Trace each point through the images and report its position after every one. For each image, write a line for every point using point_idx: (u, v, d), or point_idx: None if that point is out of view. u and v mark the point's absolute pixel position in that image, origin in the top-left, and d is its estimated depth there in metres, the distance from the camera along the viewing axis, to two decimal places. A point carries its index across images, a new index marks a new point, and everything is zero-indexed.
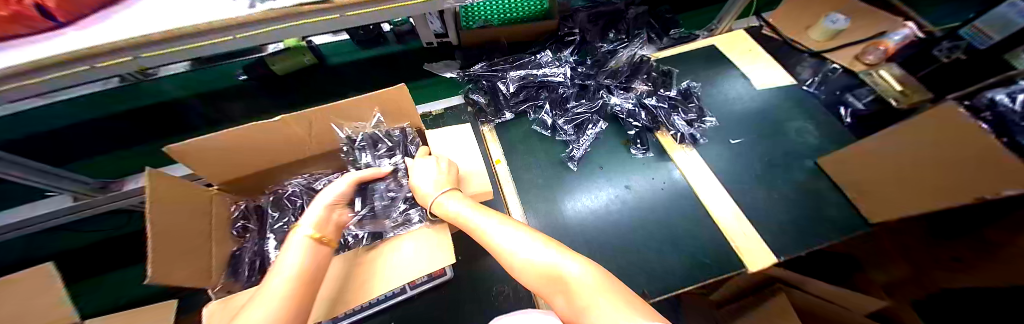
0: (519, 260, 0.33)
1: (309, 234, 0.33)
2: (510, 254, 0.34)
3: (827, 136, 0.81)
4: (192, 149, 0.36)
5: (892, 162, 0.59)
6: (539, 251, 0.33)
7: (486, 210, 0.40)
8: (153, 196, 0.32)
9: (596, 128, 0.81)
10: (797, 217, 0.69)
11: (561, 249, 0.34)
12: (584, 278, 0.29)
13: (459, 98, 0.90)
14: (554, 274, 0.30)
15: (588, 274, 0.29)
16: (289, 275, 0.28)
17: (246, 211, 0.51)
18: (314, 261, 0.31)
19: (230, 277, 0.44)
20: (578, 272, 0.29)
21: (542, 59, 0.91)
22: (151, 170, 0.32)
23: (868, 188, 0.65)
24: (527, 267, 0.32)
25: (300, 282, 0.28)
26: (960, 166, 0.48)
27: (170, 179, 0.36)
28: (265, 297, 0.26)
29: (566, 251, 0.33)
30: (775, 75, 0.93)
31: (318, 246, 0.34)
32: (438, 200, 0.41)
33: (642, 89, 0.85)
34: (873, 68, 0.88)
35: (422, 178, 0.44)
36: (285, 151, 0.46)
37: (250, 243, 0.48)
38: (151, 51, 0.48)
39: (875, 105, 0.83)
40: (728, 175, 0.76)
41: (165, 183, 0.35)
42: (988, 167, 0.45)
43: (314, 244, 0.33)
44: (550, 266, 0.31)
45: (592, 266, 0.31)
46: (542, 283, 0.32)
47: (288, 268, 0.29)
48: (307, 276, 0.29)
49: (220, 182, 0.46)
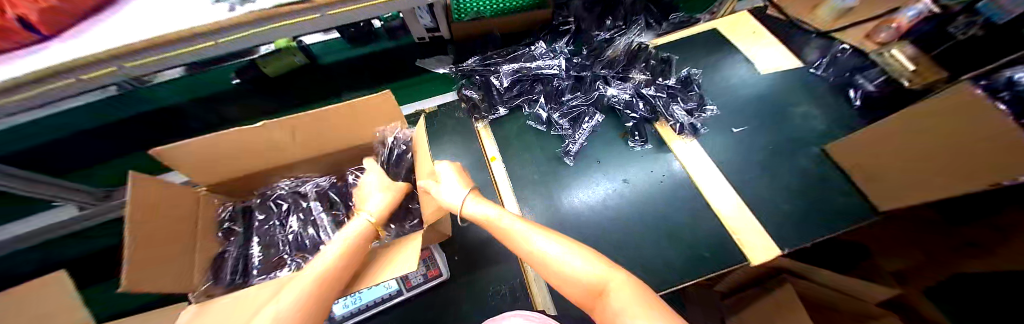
0: (557, 269, 0.35)
1: (365, 220, 0.41)
2: (547, 266, 0.36)
3: (834, 121, 0.78)
4: (170, 155, 0.35)
5: (903, 147, 0.56)
6: (575, 262, 0.34)
7: (509, 215, 0.41)
8: (137, 201, 0.32)
9: (592, 121, 0.79)
10: (801, 207, 0.67)
11: (595, 255, 0.35)
12: (625, 287, 0.30)
13: (452, 94, 0.89)
14: (597, 286, 0.32)
15: (628, 284, 0.31)
16: (322, 267, 0.34)
17: (234, 213, 0.51)
18: (349, 252, 0.36)
19: (211, 280, 0.44)
20: (620, 283, 0.31)
21: (536, 51, 0.89)
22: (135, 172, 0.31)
23: (872, 175, 0.63)
24: (572, 282, 0.34)
25: (329, 270, 0.34)
26: (981, 151, 0.45)
27: (157, 183, 0.35)
28: (301, 275, 0.34)
29: (598, 259, 0.34)
30: (779, 58, 0.90)
31: (367, 232, 0.40)
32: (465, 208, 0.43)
33: (639, 79, 0.82)
34: (885, 47, 0.83)
35: (429, 182, 0.43)
36: (271, 156, 0.45)
37: (234, 247, 0.48)
38: (135, 60, 0.48)
39: (887, 86, 0.78)
40: (731, 166, 0.74)
41: (150, 187, 0.34)
42: (1001, 150, 0.42)
43: (362, 231, 0.39)
44: (588, 280, 0.33)
45: (624, 276, 0.32)
46: (588, 293, 0.33)
47: (329, 256, 0.36)
48: (342, 263, 0.35)
49: (208, 184, 0.46)
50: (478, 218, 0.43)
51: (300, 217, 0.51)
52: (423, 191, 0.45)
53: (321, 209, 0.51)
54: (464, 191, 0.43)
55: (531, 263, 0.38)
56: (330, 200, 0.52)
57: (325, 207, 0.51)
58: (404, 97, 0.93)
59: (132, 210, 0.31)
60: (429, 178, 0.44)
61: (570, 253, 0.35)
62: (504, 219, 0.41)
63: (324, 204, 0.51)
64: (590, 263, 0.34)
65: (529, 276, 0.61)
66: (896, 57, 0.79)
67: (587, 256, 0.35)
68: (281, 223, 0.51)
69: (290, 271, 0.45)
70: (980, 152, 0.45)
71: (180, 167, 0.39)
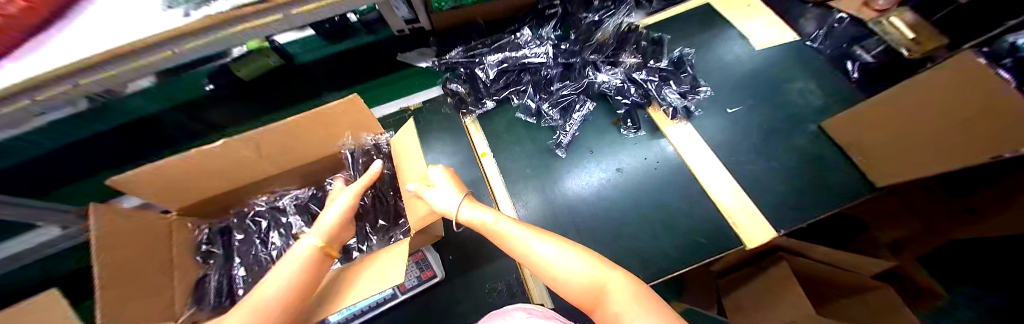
0: (553, 272, 0.33)
1: (314, 244, 0.35)
2: (542, 269, 0.33)
3: (830, 95, 0.76)
4: (126, 180, 0.33)
5: (906, 121, 0.54)
6: (572, 263, 0.32)
7: (505, 218, 0.38)
8: (105, 232, 0.31)
9: (583, 109, 0.76)
10: (795, 186, 0.66)
11: (593, 255, 0.33)
12: (626, 289, 0.28)
13: (437, 90, 0.85)
14: (595, 288, 0.30)
15: (627, 285, 0.29)
16: (272, 292, 0.29)
17: (212, 235, 0.50)
18: (306, 274, 0.32)
19: (194, 305, 0.43)
20: (618, 284, 0.29)
21: (521, 39, 0.84)
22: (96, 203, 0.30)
23: (871, 150, 0.62)
24: (568, 285, 0.32)
25: (294, 289, 0.30)
26: (979, 121, 0.44)
27: (122, 211, 0.34)
28: (253, 300, 0.28)
29: (597, 260, 0.32)
30: (773, 32, 0.86)
31: (321, 255, 0.35)
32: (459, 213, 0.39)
33: (630, 63, 0.79)
34: (884, 15, 0.80)
35: (422, 186, 0.38)
36: (242, 171, 0.43)
37: (215, 270, 0.47)
38: (87, 77, 0.44)
39: (885, 56, 0.77)
40: (725, 148, 0.72)
41: (115, 216, 0.33)
42: (994, 120, 0.41)
43: (314, 251, 0.35)
44: (586, 282, 0.30)
45: (624, 276, 0.30)
46: (587, 296, 0.31)
47: (279, 280, 0.30)
48: (298, 286, 0.31)
49: (179, 207, 0.44)
50: (474, 224, 0.40)
51: (281, 233, 0.50)
52: (414, 196, 0.40)
53: (302, 224, 0.50)
54: (460, 199, 0.37)
55: (527, 266, 0.35)
56: (311, 213, 0.51)
57: (307, 221, 0.50)
58: (388, 95, 0.89)
59: (99, 242, 0.30)
60: (423, 182, 0.38)
61: (566, 254, 0.32)
62: (500, 222, 0.38)
63: (305, 217, 0.50)
64: (588, 265, 0.31)
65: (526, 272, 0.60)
66: (894, 23, 0.77)
67: (584, 256, 0.32)
68: (261, 239, 0.50)
69: None
70: (978, 123, 0.44)
71: (139, 192, 0.36)
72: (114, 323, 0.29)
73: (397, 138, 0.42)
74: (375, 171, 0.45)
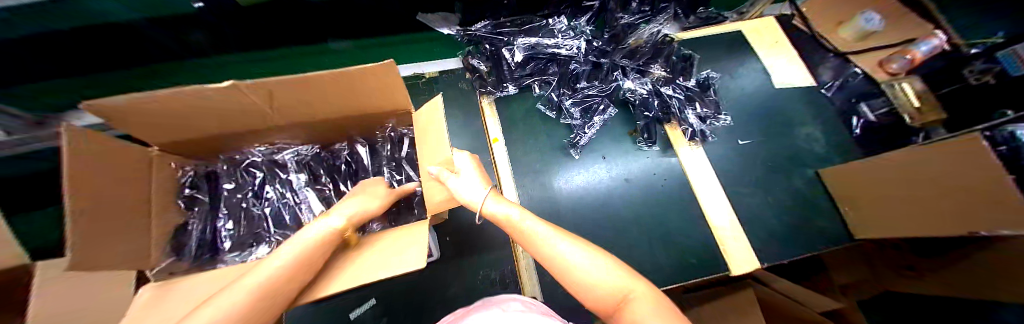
0: (575, 277, 0.32)
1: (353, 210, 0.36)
2: (563, 271, 0.33)
3: (832, 146, 0.80)
4: (102, 105, 0.27)
5: (894, 185, 0.58)
6: (595, 270, 0.31)
7: (530, 215, 0.37)
8: (71, 164, 0.26)
9: (605, 113, 0.75)
10: (784, 225, 0.69)
11: (616, 262, 0.33)
12: (649, 300, 0.28)
13: (457, 61, 0.81)
14: (617, 297, 0.30)
15: (650, 297, 0.29)
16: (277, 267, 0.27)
17: (197, 179, 0.45)
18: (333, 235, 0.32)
19: (173, 254, 0.40)
20: (641, 295, 0.29)
21: (555, 26, 0.81)
22: (69, 126, 0.25)
23: (861, 206, 0.66)
24: (589, 290, 0.31)
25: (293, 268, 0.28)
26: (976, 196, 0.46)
27: (96, 137, 0.29)
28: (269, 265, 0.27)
29: (619, 267, 0.32)
30: (795, 73, 0.87)
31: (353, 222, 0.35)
32: (484, 205, 0.37)
33: (658, 75, 0.77)
34: (895, 80, 0.81)
35: (445, 171, 0.35)
36: (239, 116, 0.38)
37: (198, 219, 0.44)
38: None
39: (888, 117, 0.80)
40: (730, 179, 0.74)
41: (86, 144, 0.28)
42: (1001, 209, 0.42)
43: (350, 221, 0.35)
44: (609, 289, 0.30)
45: (645, 288, 0.30)
46: (605, 302, 0.31)
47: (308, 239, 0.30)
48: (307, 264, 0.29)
49: (162, 144, 0.39)
50: (498, 218, 0.38)
51: (277, 188, 0.48)
52: (433, 179, 0.36)
53: (303, 183, 0.48)
54: (484, 191, 0.37)
55: (547, 267, 0.35)
56: (313, 173, 0.49)
57: (308, 181, 0.48)
58: (416, 56, 0.95)
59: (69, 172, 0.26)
60: (445, 167, 0.35)
61: (590, 257, 0.33)
62: (526, 220, 0.36)
63: (306, 176, 0.48)
64: (610, 271, 0.31)
65: (521, 264, 0.60)
66: (906, 91, 0.78)
67: (607, 263, 0.32)
68: (254, 193, 0.47)
69: (269, 248, 0.43)
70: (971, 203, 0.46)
71: (113, 121, 0.31)
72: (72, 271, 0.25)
73: (421, 112, 0.39)
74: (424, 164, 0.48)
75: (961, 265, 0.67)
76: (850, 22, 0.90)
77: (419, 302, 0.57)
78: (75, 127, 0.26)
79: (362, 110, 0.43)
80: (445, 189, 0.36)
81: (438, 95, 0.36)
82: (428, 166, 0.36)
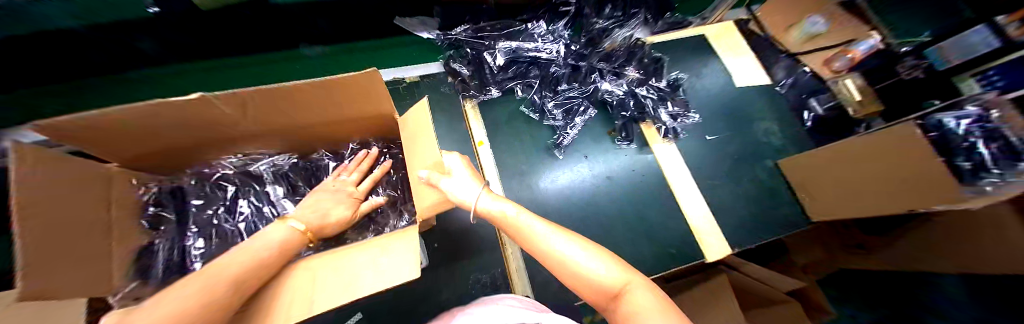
0: (577, 271, 0.34)
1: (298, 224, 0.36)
2: (564, 266, 0.35)
3: (787, 138, 0.88)
4: (59, 123, 0.26)
5: (844, 170, 0.65)
6: (592, 264, 0.34)
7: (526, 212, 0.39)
8: (26, 189, 0.24)
9: (585, 114, 0.78)
10: (750, 213, 0.76)
11: (611, 257, 0.36)
12: (643, 290, 0.32)
13: (437, 65, 0.81)
14: (613, 289, 0.33)
15: (645, 289, 0.32)
16: (256, 252, 0.30)
17: (161, 196, 0.43)
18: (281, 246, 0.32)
19: (138, 277, 0.37)
20: (638, 286, 0.32)
21: (534, 30, 0.83)
22: (21, 147, 0.24)
23: (815, 192, 0.73)
24: (588, 283, 0.34)
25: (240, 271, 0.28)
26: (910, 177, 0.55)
27: (51, 158, 0.27)
28: (214, 269, 0.27)
29: (614, 261, 0.35)
30: (753, 73, 0.95)
31: (300, 235, 0.35)
32: (478, 204, 0.38)
33: (632, 77, 0.82)
34: (839, 77, 0.90)
35: (437, 174, 0.35)
36: (209, 127, 0.36)
37: (164, 239, 0.41)
38: None
39: (835, 111, 0.89)
40: (702, 172, 0.79)
41: (40, 163, 0.26)
42: (936, 188, 0.51)
43: (291, 236, 0.34)
44: (607, 283, 0.33)
45: (641, 280, 0.34)
46: (602, 294, 0.34)
47: (259, 244, 0.31)
48: (280, 254, 0.32)
49: (122, 159, 0.36)
50: (493, 215, 0.40)
51: (252, 201, 0.46)
52: (423, 183, 0.37)
53: (281, 195, 0.46)
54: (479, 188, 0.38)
55: (545, 262, 0.37)
56: (291, 184, 0.47)
57: (287, 192, 0.46)
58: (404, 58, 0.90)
59: (23, 190, 0.24)
60: (436, 170, 0.35)
61: (586, 252, 0.35)
62: (522, 216, 0.38)
63: (284, 187, 0.46)
64: (607, 265, 0.34)
65: (510, 264, 0.61)
66: (849, 87, 0.86)
67: (605, 260, 0.35)
68: (226, 208, 0.45)
69: None
70: (915, 186, 0.54)
71: (76, 139, 0.29)
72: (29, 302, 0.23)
73: (407, 117, 0.39)
74: (384, 165, 0.49)
75: (908, 237, 0.79)
76: (798, 25, 1.00)
77: (409, 312, 0.56)
78: (24, 144, 0.24)
79: (341, 118, 0.42)
80: (439, 191, 0.36)
81: (427, 97, 0.36)
82: (417, 171, 0.36)
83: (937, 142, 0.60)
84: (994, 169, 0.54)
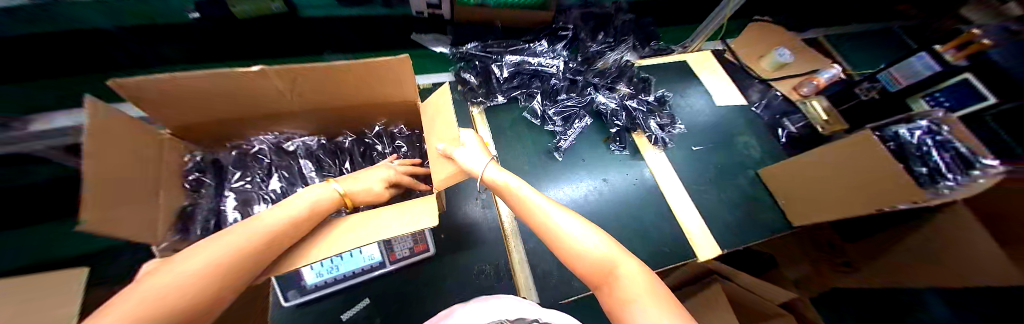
0: (570, 243, 0.38)
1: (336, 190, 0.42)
2: (561, 236, 0.39)
3: (766, 151, 0.96)
4: (141, 84, 0.31)
5: (817, 174, 0.71)
6: (589, 238, 0.38)
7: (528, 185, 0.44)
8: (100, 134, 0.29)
9: (582, 122, 0.86)
10: (736, 216, 0.81)
11: (609, 241, 0.39)
12: (635, 271, 0.35)
13: (447, 76, 0.89)
14: (607, 267, 0.36)
15: (640, 272, 0.35)
16: (293, 212, 0.35)
17: (202, 164, 0.48)
18: (304, 217, 0.36)
19: (179, 234, 0.41)
20: (632, 269, 0.36)
21: (537, 48, 0.93)
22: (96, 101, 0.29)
23: (793, 197, 0.79)
24: (582, 257, 0.38)
25: (263, 236, 0.32)
26: (893, 178, 0.57)
27: (117, 115, 0.32)
28: (242, 231, 0.32)
29: (610, 241, 0.39)
30: (732, 93, 1.06)
31: (336, 200, 0.42)
32: (486, 172, 0.44)
33: (624, 91, 0.92)
34: (806, 99, 1.03)
35: (451, 146, 0.40)
36: (252, 101, 0.41)
37: (205, 200, 0.46)
38: None
39: (805, 129, 0.99)
40: (689, 177, 0.85)
41: (106, 116, 0.30)
42: (893, 186, 0.57)
43: (327, 197, 0.41)
44: (602, 260, 0.37)
45: (634, 262, 0.37)
46: (593, 270, 0.37)
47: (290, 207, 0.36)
48: (305, 219, 0.36)
49: (171, 126, 0.41)
50: (496, 184, 0.45)
51: (282, 174, 0.51)
52: (439, 155, 0.42)
53: (311, 169, 0.52)
54: (487, 159, 0.43)
55: (540, 233, 0.41)
56: (319, 161, 0.53)
57: (316, 168, 0.52)
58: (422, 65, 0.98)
59: (100, 131, 0.29)
60: (451, 143, 0.40)
61: (583, 228, 0.39)
62: (522, 189, 0.43)
63: (312, 163, 0.52)
64: (603, 243, 0.38)
65: (514, 258, 0.64)
66: (815, 107, 0.98)
67: (601, 237, 0.39)
68: (260, 179, 0.50)
69: None
70: (878, 185, 0.60)
71: (142, 101, 0.34)
72: (98, 226, 0.27)
73: (430, 100, 0.45)
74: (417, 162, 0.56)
75: (903, 246, 0.83)
76: (768, 56, 1.13)
77: (412, 301, 0.57)
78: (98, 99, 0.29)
79: (369, 102, 0.47)
80: (454, 164, 0.41)
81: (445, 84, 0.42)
82: (436, 145, 0.42)
83: (896, 151, 0.67)
84: (949, 173, 0.61)
